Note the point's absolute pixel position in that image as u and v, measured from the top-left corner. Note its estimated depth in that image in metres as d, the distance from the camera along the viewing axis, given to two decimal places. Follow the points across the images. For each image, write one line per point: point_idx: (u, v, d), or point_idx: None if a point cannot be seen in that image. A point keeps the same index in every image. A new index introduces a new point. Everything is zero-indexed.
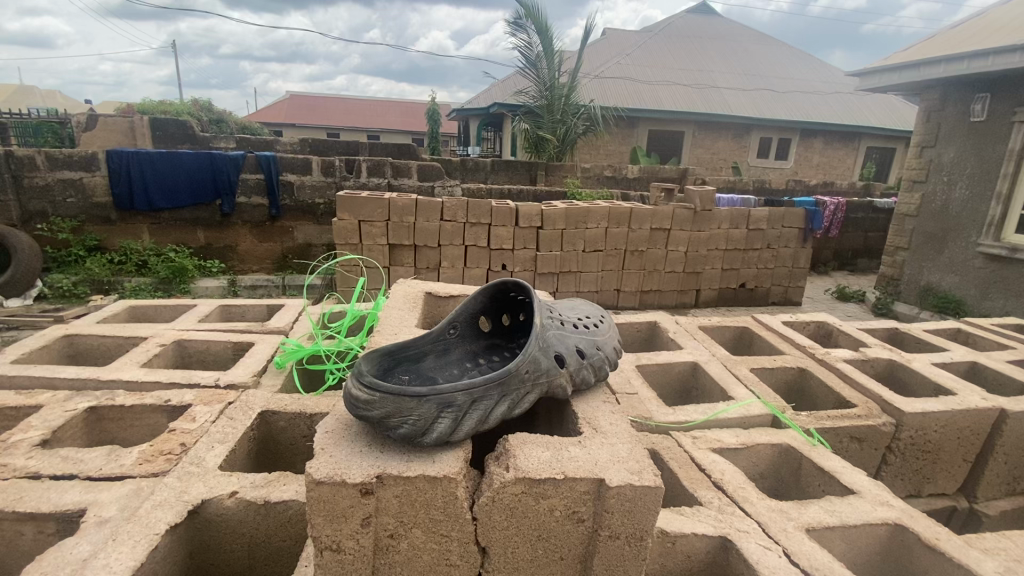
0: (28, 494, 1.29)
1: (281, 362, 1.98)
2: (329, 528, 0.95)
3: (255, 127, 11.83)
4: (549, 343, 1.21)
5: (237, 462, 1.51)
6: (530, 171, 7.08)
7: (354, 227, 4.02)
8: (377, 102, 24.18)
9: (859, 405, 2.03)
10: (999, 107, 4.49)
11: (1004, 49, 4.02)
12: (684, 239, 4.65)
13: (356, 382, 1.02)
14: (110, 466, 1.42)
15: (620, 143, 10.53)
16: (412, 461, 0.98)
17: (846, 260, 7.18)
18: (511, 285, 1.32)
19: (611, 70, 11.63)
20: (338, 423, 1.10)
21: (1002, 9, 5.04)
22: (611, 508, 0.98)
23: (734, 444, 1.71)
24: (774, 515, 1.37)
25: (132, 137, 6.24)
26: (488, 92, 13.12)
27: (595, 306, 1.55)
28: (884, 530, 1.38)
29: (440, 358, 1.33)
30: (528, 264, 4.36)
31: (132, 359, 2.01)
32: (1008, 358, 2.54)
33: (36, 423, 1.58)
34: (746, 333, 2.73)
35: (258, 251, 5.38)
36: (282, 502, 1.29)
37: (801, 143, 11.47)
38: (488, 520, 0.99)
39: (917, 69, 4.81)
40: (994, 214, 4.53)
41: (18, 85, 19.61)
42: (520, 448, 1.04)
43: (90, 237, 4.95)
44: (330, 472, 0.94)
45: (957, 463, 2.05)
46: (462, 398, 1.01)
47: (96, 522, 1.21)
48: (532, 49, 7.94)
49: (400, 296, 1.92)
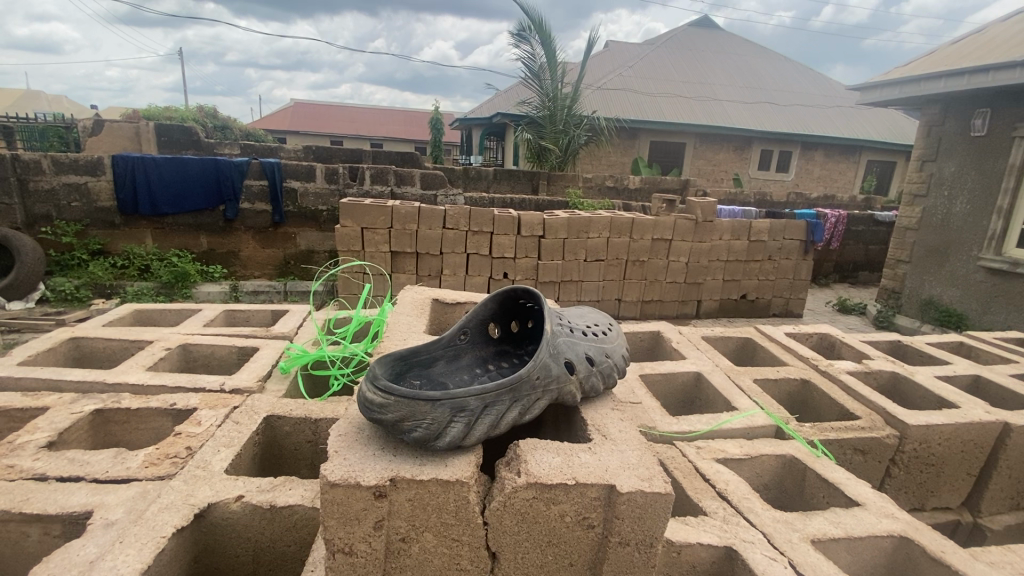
0: (34, 496, 1.30)
1: (286, 367, 1.98)
2: (343, 531, 0.95)
3: (258, 133, 11.90)
4: (559, 349, 1.22)
5: (242, 467, 1.52)
6: (532, 181, 7.12)
7: (356, 234, 4.04)
8: (380, 112, 24.37)
9: (863, 417, 2.03)
10: (999, 123, 4.53)
11: (1004, 65, 4.06)
12: (685, 250, 4.67)
13: (371, 386, 1.03)
14: (116, 468, 1.42)
15: (622, 154, 10.58)
16: (424, 464, 0.99)
17: (847, 272, 7.19)
18: (521, 291, 1.33)
19: (612, 82, 11.72)
20: (350, 427, 1.11)
21: (1002, 25, 5.09)
22: (622, 514, 0.99)
23: (738, 454, 1.71)
24: (779, 526, 1.37)
25: (138, 143, 6.45)
26: (489, 103, 13.23)
27: (603, 314, 1.56)
28: (889, 542, 1.38)
29: (451, 363, 1.33)
30: (529, 273, 4.37)
31: (138, 362, 2.02)
32: (1011, 372, 2.54)
33: (43, 426, 1.59)
34: (748, 343, 2.73)
35: (260, 257, 5.40)
36: (288, 506, 1.29)
37: (801, 156, 11.53)
38: (500, 525, 0.99)
39: (917, 84, 4.86)
40: (994, 229, 4.55)
41: (25, 92, 20.10)
42: (531, 453, 1.05)
43: (94, 241, 4.98)
44: (345, 474, 0.94)
45: (961, 476, 2.05)
46: (474, 403, 1.02)
47: (103, 524, 1.21)
48: (536, 60, 8.02)
49: (406, 303, 1.93)
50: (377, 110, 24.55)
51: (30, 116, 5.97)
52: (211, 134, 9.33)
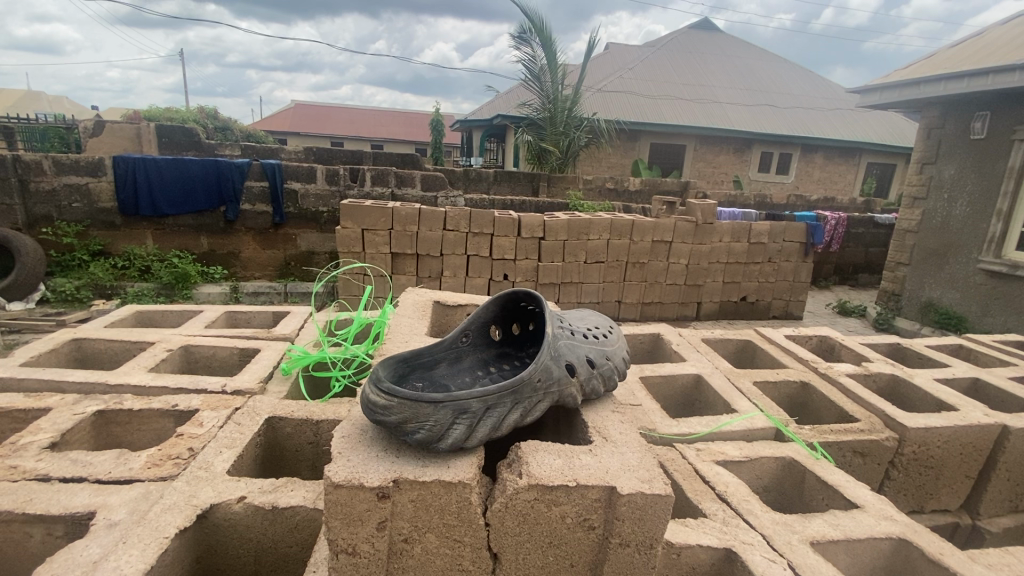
0: (37, 496, 1.30)
1: (287, 369, 1.99)
2: (346, 532, 0.96)
3: (259, 135, 11.93)
4: (560, 351, 1.23)
5: (244, 468, 1.53)
6: (532, 183, 7.14)
7: (357, 235, 4.05)
8: (381, 113, 24.42)
9: (862, 420, 2.04)
10: (999, 126, 4.54)
11: (1003, 68, 4.08)
12: (685, 252, 4.68)
13: (375, 388, 1.03)
14: (119, 469, 1.43)
15: (622, 156, 10.60)
16: (427, 466, 1.00)
17: (847, 275, 7.20)
18: (523, 294, 1.34)
19: (613, 84, 11.75)
20: (353, 429, 1.11)
21: (1001, 28, 5.11)
22: (622, 516, 1.00)
23: (738, 456, 1.71)
24: (778, 528, 1.38)
25: (139, 145, 6.43)
26: (489, 104, 13.26)
27: (603, 317, 1.57)
28: (887, 544, 1.38)
29: (453, 365, 1.34)
30: (529, 275, 4.38)
31: (139, 363, 2.02)
32: (1010, 375, 2.55)
33: (45, 426, 1.60)
34: (748, 346, 2.74)
35: (261, 258, 5.41)
36: (290, 507, 1.29)
37: (801, 159, 11.55)
38: (501, 526, 1.00)
39: (917, 87, 4.87)
40: (994, 231, 4.56)
41: (26, 93, 20.23)
42: (533, 455, 1.06)
43: (94, 242, 4.99)
44: (348, 475, 0.95)
45: (959, 479, 2.06)
46: (476, 405, 1.03)
47: (106, 525, 1.22)
48: (536, 62, 8.04)
49: (407, 305, 1.94)
50: (377, 112, 24.60)
51: (31, 116, 6.02)
52: (212, 135, 9.34)
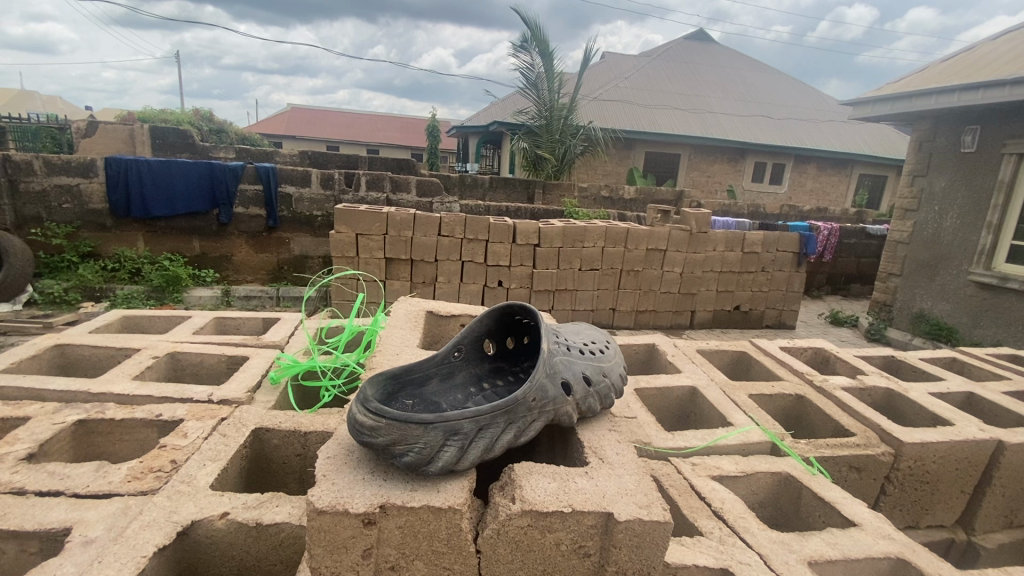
0: (12, 511, 1.26)
1: (275, 378, 1.94)
2: (330, 559, 0.93)
3: (254, 136, 11.88)
4: (556, 368, 1.20)
5: (228, 481, 1.48)
6: (528, 189, 7.17)
7: (351, 240, 4.00)
8: (376, 119, 24.50)
9: (858, 434, 2.01)
10: (989, 139, 4.58)
11: (993, 83, 4.12)
12: (680, 260, 4.67)
13: (362, 408, 1.00)
14: (97, 482, 1.38)
15: (618, 164, 10.63)
16: (415, 490, 0.97)
17: (839, 284, 7.23)
18: (517, 308, 1.31)
19: (609, 93, 11.84)
20: (340, 449, 1.08)
21: (991, 44, 5.18)
22: (619, 543, 0.96)
23: (733, 471, 1.68)
24: (775, 547, 1.35)
25: (131, 145, 6.29)
26: (488, 110, 13.27)
27: (600, 331, 1.53)
28: (886, 564, 1.35)
29: (444, 382, 1.31)
30: (524, 282, 4.35)
31: (124, 371, 1.97)
32: (1004, 390, 2.53)
33: (23, 436, 1.54)
34: (744, 357, 2.72)
35: (252, 261, 5.34)
36: (274, 524, 1.25)
37: (794, 169, 11.65)
38: (493, 553, 0.97)
39: (908, 100, 4.91)
40: (984, 244, 4.60)
41: (19, 92, 20.40)
42: (527, 478, 1.03)
43: (84, 244, 4.92)
44: (332, 501, 0.92)
45: (955, 494, 2.04)
46: (468, 426, 1.00)
47: (82, 543, 1.17)
48: (533, 70, 8.09)
49: (400, 315, 1.90)
50: (373, 116, 24.62)
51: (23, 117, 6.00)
52: (205, 137, 9.30)
